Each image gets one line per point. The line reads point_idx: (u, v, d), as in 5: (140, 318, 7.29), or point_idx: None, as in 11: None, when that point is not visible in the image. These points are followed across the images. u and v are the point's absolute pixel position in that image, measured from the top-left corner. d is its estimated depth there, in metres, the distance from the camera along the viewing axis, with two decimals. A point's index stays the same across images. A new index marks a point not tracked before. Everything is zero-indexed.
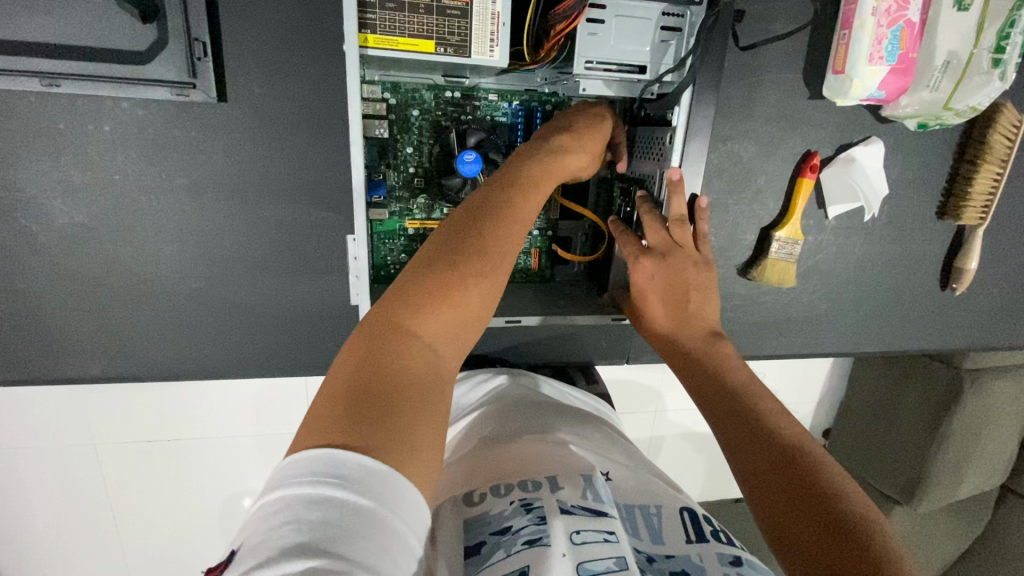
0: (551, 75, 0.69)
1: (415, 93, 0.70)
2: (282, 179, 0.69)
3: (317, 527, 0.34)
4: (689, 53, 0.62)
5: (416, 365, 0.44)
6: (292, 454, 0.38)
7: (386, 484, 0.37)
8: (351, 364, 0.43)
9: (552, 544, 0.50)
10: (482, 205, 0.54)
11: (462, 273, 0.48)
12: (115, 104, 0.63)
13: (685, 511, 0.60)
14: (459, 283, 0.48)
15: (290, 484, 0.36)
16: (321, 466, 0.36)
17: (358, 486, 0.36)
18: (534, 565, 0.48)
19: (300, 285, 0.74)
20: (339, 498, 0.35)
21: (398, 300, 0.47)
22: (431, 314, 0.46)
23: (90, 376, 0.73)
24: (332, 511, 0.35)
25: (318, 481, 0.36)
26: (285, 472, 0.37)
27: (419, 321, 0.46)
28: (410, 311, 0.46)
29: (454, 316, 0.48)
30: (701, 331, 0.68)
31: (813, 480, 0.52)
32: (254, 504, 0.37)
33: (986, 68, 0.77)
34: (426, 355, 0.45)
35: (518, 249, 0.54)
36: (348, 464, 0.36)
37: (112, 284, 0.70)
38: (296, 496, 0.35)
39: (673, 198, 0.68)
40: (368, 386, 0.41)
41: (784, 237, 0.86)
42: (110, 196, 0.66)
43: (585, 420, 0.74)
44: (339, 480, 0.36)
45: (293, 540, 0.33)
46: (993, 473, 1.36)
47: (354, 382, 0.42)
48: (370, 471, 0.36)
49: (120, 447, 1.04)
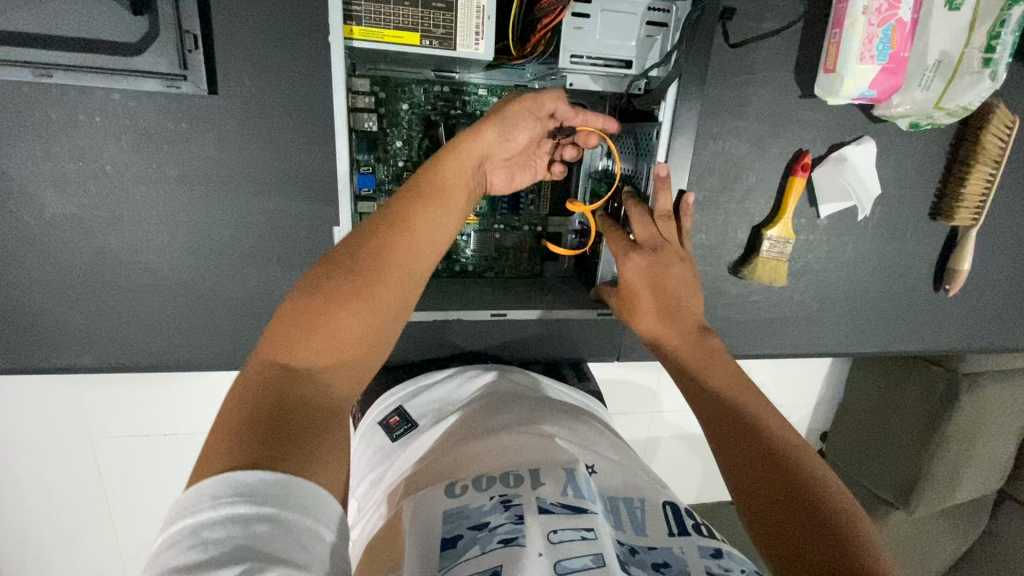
0: (540, 71, 0.70)
1: (404, 87, 0.70)
2: (273, 171, 0.70)
3: (224, 543, 0.34)
4: (675, 48, 0.63)
5: (301, 399, 0.42)
6: (191, 485, 0.37)
7: (289, 491, 0.37)
8: (234, 407, 0.41)
9: (528, 543, 0.51)
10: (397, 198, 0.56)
11: (342, 299, 0.46)
12: (107, 96, 0.64)
13: (668, 506, 0.60)
14: (345, 312, 0.46)
15: (190, 513, 0.35)
16: (220, 489, 0.36)
17: (258, 497, 0.36)
18: (507, 564, 0.49)
19: (290, 278, 0.75)
20: (242, 513, 0.35)
21: (273, 333, 0.44)
22: (306, 346, 0.44)
23: (81, 367, 0.74)
24: (236, 526, 0.35)
25: (218, 503, 0.35)
26: (181, 503, 0.36)
27: (302, 355, 0.44)
28: (284, 345, 0.44)
29: (334, 345, 0.45)
30: (688, 324, 0.68)
31: (799, 475, 0.52)
32: (157, 537, 0.36)
33: (977, 67, 0.77)
34: (314, 387, 0.44)
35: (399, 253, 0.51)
36: (249, 480, 0.36)
37: (103, 275, 0.70)
38: (197, 522, 0.35)
39: (660, 193, 0.69)
40: (262, 412, 0.40)
41: (775, 236, 0.86)
42: (101, 187, 0.67)
43: (571, 414, 0.72)
44: (241, 497, 0.35)
45: (198, 560, 0.33)
46: (990, 478, 1.35)
47: (241, 419, 0.40)
48: (272, 482, 0.37)
49: (115, 440, 1.05)
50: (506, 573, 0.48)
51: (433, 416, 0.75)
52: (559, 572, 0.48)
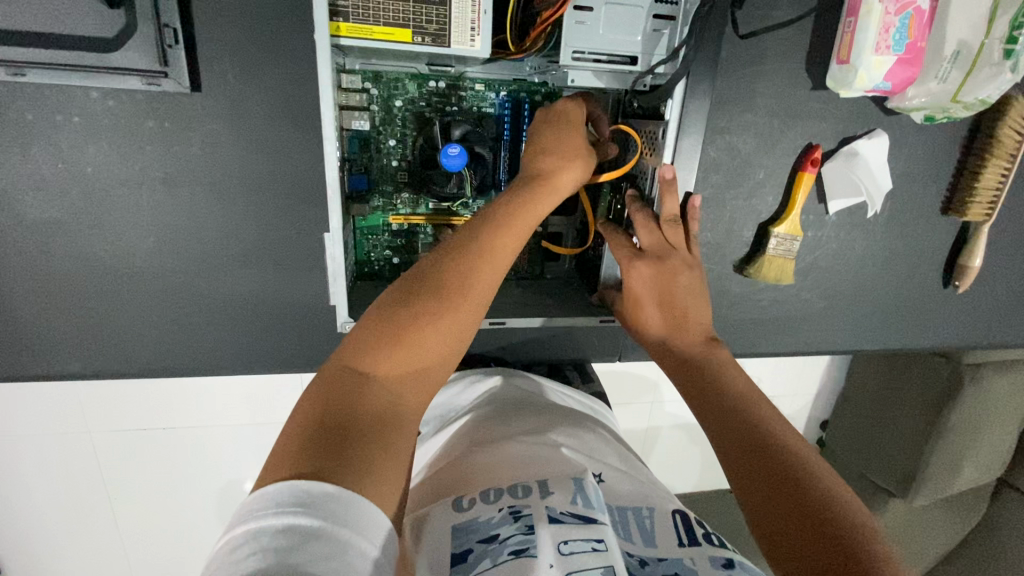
0: (540, 65, 0.66)
1: (397, 82, 0.67)
2: (261, 172, 0.67)
3: (281, 553, 0.34)
4: (684, 43, 0.59)
5: (371, 407, 0.44)
6: (259, 488, 0.38)
7: (348, 509, 0.37)
8: (307, 407, 0.43)
9: (539, 554, 0.48)
10: (478, 219, 0.56)
11: (415, 315, 0.48)
12: (85, 94, 0.61)
13: (677, 514, 0.58)
14: (415, 325, 0.48)
15: (254, 517, 0.36)
16: (285, 496, 0.36)
17: (319, 510, 0.36)
18: (521, 573, 0.47)
19: (282, 281, 0.72)
20: (303, 524, 0.35)
21: (356, 342, 0.47)
22: (388, 357, 0.47)
23: (69, 373, 0.72)
24: (295, 537, 0.35)
25: (282, 511, 0.36)
26: (248, 507, 0.37)
27: (375, 364, 0.46)
28: (369, 354, 0.46)
29: (407, 359, 0.47)
30: (695, 337, 0.65)
31: (812, 487, 0.50)
32: (218, 540, 0.36)
33: (998, 58, 0.73)
34: (383, 397, 0.45)
35: (481, 284, 0.53)
36: (311, 491, 0.37)
37: (87, 279, 0.68)
38: (260, 527, 0.35)
39: (666, 196, 0.66)
40: (339, 420, 0.42)
41: (782, 234, 0.83)
42: (82, 189, 0.64)
43: (577, 421, 0.70)
44: (304, 508, 0.36)
45: (254, 567, 0.33)
46: (991, 468, 1.34)
47: (314, 419, 0.42)
48: (334, 497, 0.37)
49: (112, 439, 1.04)
50: None
51: (435, 424, 0.75)
52: None
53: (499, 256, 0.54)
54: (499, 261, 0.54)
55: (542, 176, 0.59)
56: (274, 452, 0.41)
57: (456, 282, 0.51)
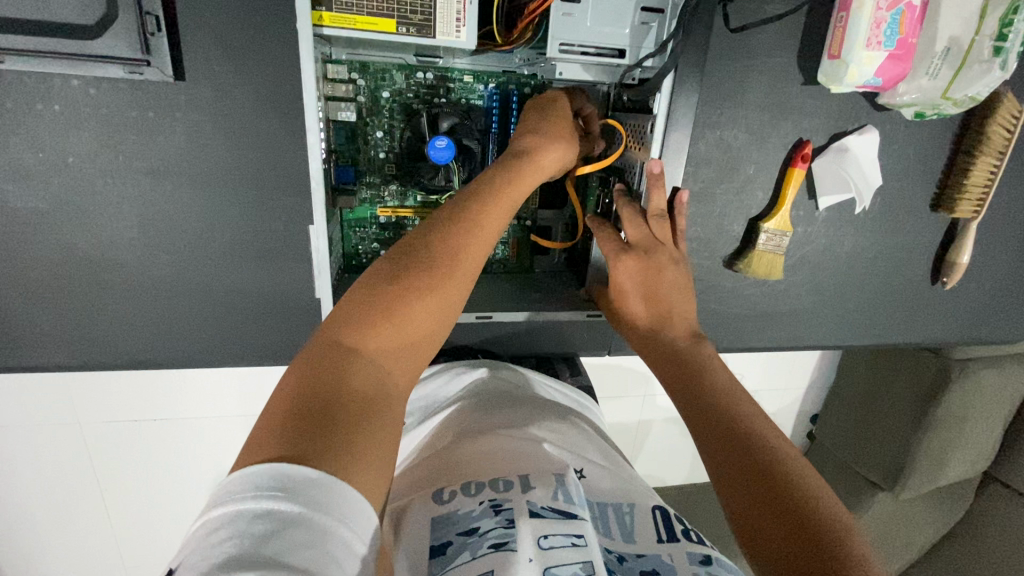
0: (530, 56, 0.65)
1: (385, 73, 0.66)
2: (247, 163, 0.66)
3: (259, 540, 0.34)
4: (672, 36, 0.59)
5: (358, 383, 0.43)
6: (239, 469, 0.38)
7: (329, 496, 0.37)
8: (294, 383, 0.42)
9: (518, 549, 0.49)
10: (465, 195, 0.55)
11: (407, 290, 0.47)
12: (66, 82, 0.60)
13: (658, 510, 0.58)
14: (405, 299, 0.47)
15: (234, 499, 0.36)
16: (266, 480, 0.36)
17: (301, 497, 0.36)
18: (499, 568, 0.47)
19: (269, 274, 0.72)
20: (283, 510, 0.35)
21: (345, 317, 0.46)
22: (377, 333, 0.46)
23: (54, 365, 0.71)
24: (275, 523, 0.35)
25: (262, 495, 0.35)
26: (229, 487, 0.37)
27: (363, 339, 0.45)
28: (356, 330, 0.45)
29: (396, 333, 0.47)
30: (680, 330, 0.66)
31: (789, 483, 0.50)
32: (196, 520, 0.37)
33: (987, 56, 0.74)
34: (372, 373, 0.45)
35: (471, 262, 0.52)
36: (294, 476, 0.36)
37: (70, 271, 0.67)
38: (239, 510, 0.35)
39: (653, 191, 0.66)
40: (325, 398, 0.41)
41: (772, 229, 0.84)
42: (64, 180, 0.63)
43: (562, 415, 0.70)
44: (284, 493, 0.35)
45: (231, 552, 0.33)
46: (977, 462, 1.35)
47: (300, 395, 0.41)
48: (316, 483, 0.37)
49: (100, 430, 1.03)
50: None
51: (420, 415, 0.74)
52: None
53: (489, 235, 0.54)
54: (488, 239, 0.54)
55: (531, 155, 0.59)
56: (258, 430, 0.40)
57: (446, 257, 0.50)
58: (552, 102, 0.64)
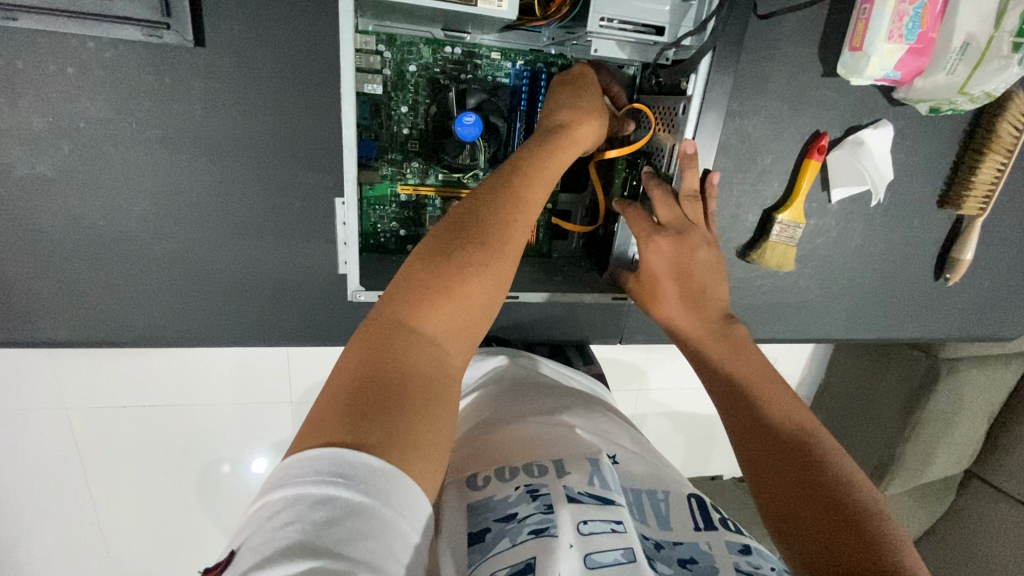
0: (558, 35, 0.64)
1: (411, 46, 0.65)
2: (266, 135, 0.64)
3: (320, 526, 0.33)
4: (712, 16, 0.58)
5: (417, 362, 0.43)
6: (296, 452, 0.37)
7: (386, 484, 0.36)
8: (354, 362, 0.42)
9: (559, 534, 0.48)
10: (508, 170, 0.54)
11: (461, 267, 0.47)
12: (81, 44, 0.57)
13: (693, 498, 0.58)
14: (460, 277, 0.46)
15: (293, 483, 0.35)
16: (324, 464, 0.35)
17: (360, 484, 0.35)
18: (541, 554, 0.46)
19: (284, 250, 0.70)
20: (342, 497, 0.34)
21: (400, 294, 0.45)
22: (433, 310, 0.45)
23: (52, 342, 0.68)
24: (335, 509, 0.34)
25: (320, 480, 0.35)
26: (287, 470, 0.36)
27: (419, 317, 0.45)
28: (413, 309, 0.45)
29: (453, 311, 0.46)
30: (715, 314, 0.65)
31: (822, 469, 0.50)
32: (254, 502, 0.36)
33: (1007, 52, 0.74)
34: (430, 352, 0.44)
35: (519, 238, 0.51)
36: (351, 461, 0.35)
37: (77, 242, 0.65)
38: (299, 495, 0.34)
39: (685, 173, 0.66)
40: (385, 377, 0.41)
41: (785, 220, 0.84)
42: (74, 146, 0.61)
43: (587, 403, 0.70)
44: (342, 479, 0.35)
45: (293, 537, 0.32)
46: (961, 459, 1.38)
47: (361, 374, 0.41)
48: (373, 470, 0.36)
49: (92, 412, 1.00)
50: (539, 563, 0.45)
51: None
52: (589, 566, 0.46)
53: (533, 211, 0.53)
54: (532, 216, 0.53)
55: (571, 134, 0.58)
56: (317, 411, 0.40)
57: (496, 233, 0.49)
58: (587, 81, 0.63)
